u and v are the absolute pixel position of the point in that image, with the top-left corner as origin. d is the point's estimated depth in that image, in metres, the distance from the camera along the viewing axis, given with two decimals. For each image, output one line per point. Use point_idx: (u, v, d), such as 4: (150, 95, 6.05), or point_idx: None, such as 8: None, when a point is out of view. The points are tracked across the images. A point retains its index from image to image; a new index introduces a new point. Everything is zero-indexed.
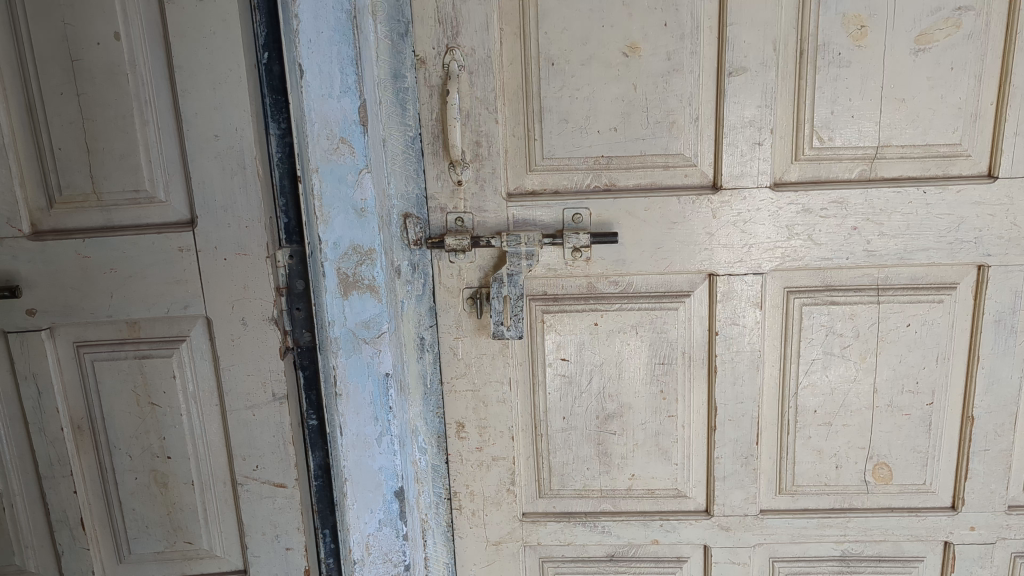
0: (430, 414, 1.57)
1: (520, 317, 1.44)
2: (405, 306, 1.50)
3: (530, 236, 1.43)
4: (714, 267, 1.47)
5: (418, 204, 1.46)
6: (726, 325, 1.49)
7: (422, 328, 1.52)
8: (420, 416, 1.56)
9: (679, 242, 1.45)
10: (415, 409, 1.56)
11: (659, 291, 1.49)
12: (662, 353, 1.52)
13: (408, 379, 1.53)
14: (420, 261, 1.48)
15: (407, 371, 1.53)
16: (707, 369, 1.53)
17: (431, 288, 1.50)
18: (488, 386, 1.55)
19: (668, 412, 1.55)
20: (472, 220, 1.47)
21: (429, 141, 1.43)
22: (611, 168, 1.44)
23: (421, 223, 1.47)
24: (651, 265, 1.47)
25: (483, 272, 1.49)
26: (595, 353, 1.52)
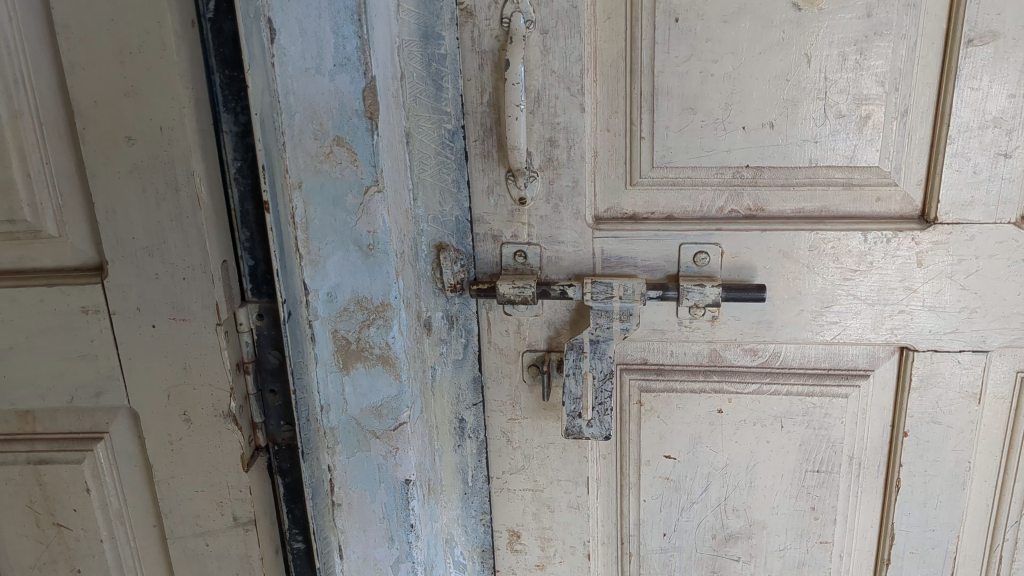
0: (470, 520, 1.10)
1: (608, 408, 0.96)
2: (437, 377, 1.01)
3: (627, 284, 0.93)
4: (910, 339, 0.96)
5: (458, 229, 0.96)
6: (919, 424, 0.99)
7: (463, 407, 1.04)
8: (457, 523, 1.10)
9: (859, 299, 0.95)
10: (450, 514, 1.09)
11: (820, 369, 0.99)
12: (819, 458, 1.02)
13: (441, 474, 1.06)
14: (461, 312, 1.00)
15: (439, 463, 1.06)
16: (883, 480, 1.04)
17: (476, 351, 1.02)
18: (556, 486, 1.08)
19: (820, 537, 1.06)
20: (540, 254, 0.97)
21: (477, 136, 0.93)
22: (760, 186, 0.92)
23: (465, 257, 0.97)
24: (810, 333, 0.97)
25: (553, 330, 1.00)
26: (717, 452, 1.04)
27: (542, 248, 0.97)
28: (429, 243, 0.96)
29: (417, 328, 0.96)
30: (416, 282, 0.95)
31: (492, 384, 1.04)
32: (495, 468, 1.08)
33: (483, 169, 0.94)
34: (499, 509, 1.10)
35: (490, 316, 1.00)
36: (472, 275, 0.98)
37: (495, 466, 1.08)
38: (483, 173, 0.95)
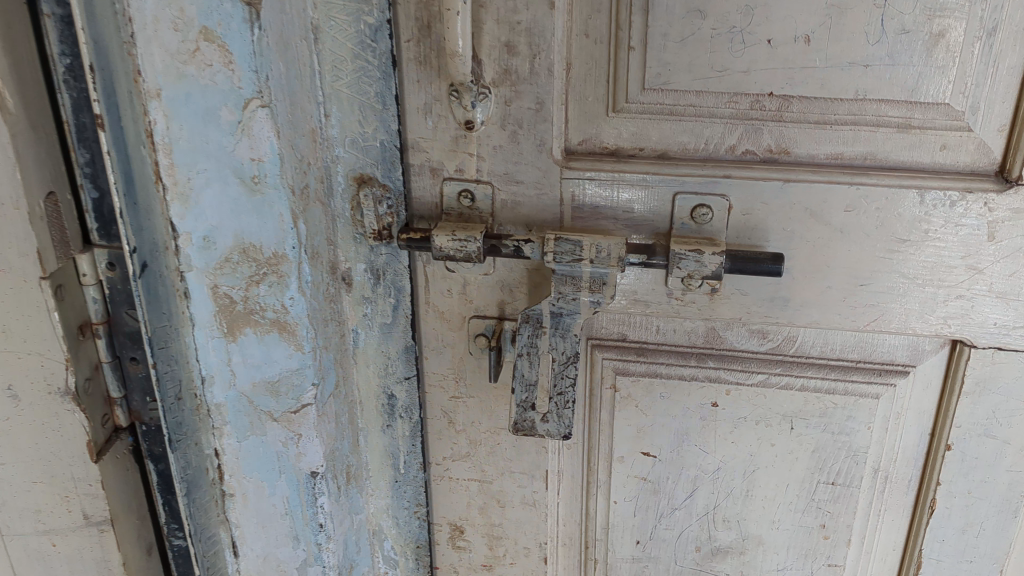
0: (402, 512, 0.90)
1: (570, 400, 0.75)
2: (358, 342, 0.81)
3: (601, 244, 0.70)
4: (968, 331, 0.73)
5: (384, 159, 0.73)
6: (968, 436, 0.77)
7: (392, 380, 0.82)
8: (387, 513, 0.90)
9: (905, 277, 0.72)
10: (378, 502, 0.89)
11: (846, 361, 0.77)
12: (835, 468, 0.81)
13: (366, 457, 0.86)
14: (389, 265, 0.77)
15: (362, 446, 0.86)
16: (914, 497, 0.83)
17: (407, 315, 0.79)
18: (507, 479, 0.87)
19: (828, 559, 0.86)
20: (492, 197, 0.74)
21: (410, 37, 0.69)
22: (786, 122, 0.69)
23: (394, 195, 0.74)
24: (837, 316, 0.74)
25: (506, 294, 0.78)
26: (707, 453, 0.83)
27: (496, 188, 0.74)
28: (346, 175, 0.73)
29: (328, 284, 0.75)
30: (327, 224, 0.74)
31: (429, 354, 0.82)
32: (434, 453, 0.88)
33: (417, 80, 0.70)
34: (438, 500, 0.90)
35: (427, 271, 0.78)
36: (404, 219, 0.76)
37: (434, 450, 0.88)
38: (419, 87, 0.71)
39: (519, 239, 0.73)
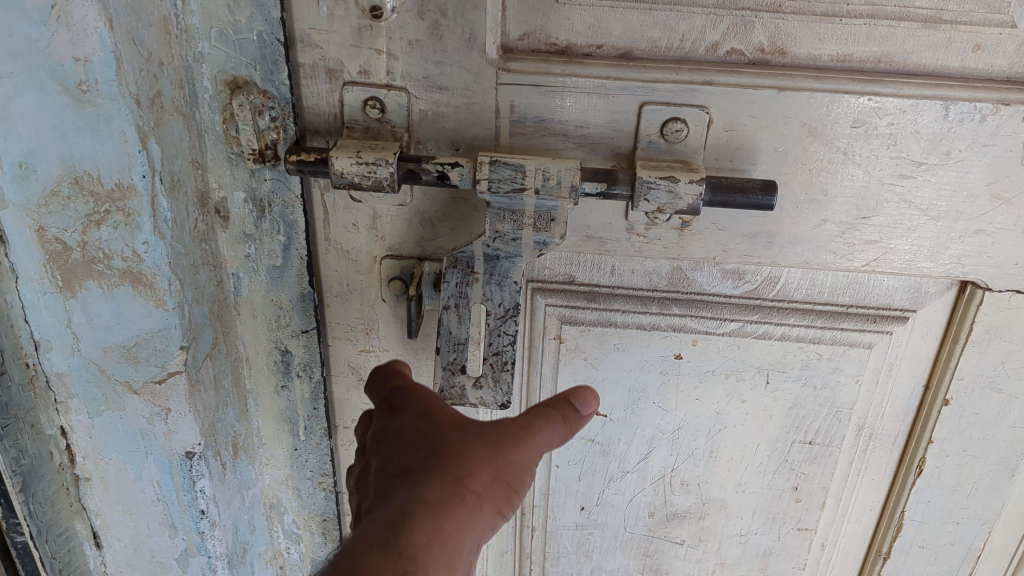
0: (304, 484, 0.76)
1: (508, 361, 0.61)
2: (240, 290, 0.65)
3: (549, 169, 0.55)
4: (985, 271, 0.61)
5: (264, 57, 0.56)
6: (969, 390, 0.66)
7: (286, 334, 0.67)
8: (286, 485, 0.76)
9: (916, 209, 0.59)
10: (274, 473, 0.75)
11: (836, 306, 0.64)
12: (814, 427, 0.70)
13: (258, 422, 0.72)
14: (276, 194, 0.60)
15: (251, 411, 0.71)
16: (899, 455, 0.72)
17: (302, 256, 0.63)
18: None
19: (798, 523, 0.75)
20: (407, 106, 0.58)
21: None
22: (785, 14, 0.54)
23: (279, 104, 0.57)
24: (831, 254, 0.61)
25: (427, 228, 0.62)
26: (667, 412, 0.70)
27: (412, 96, 0.57)
28: (215, 79, 0.56)
29: (196, 221, 0.58)
30: (190, 142, 0.56)
31: (332, 300, 0.67)
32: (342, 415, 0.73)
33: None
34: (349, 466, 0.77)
35: (327, 201, 0.62)
36: (295, 135, 0.59)
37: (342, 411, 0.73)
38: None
39: (444, 162, 0.57)
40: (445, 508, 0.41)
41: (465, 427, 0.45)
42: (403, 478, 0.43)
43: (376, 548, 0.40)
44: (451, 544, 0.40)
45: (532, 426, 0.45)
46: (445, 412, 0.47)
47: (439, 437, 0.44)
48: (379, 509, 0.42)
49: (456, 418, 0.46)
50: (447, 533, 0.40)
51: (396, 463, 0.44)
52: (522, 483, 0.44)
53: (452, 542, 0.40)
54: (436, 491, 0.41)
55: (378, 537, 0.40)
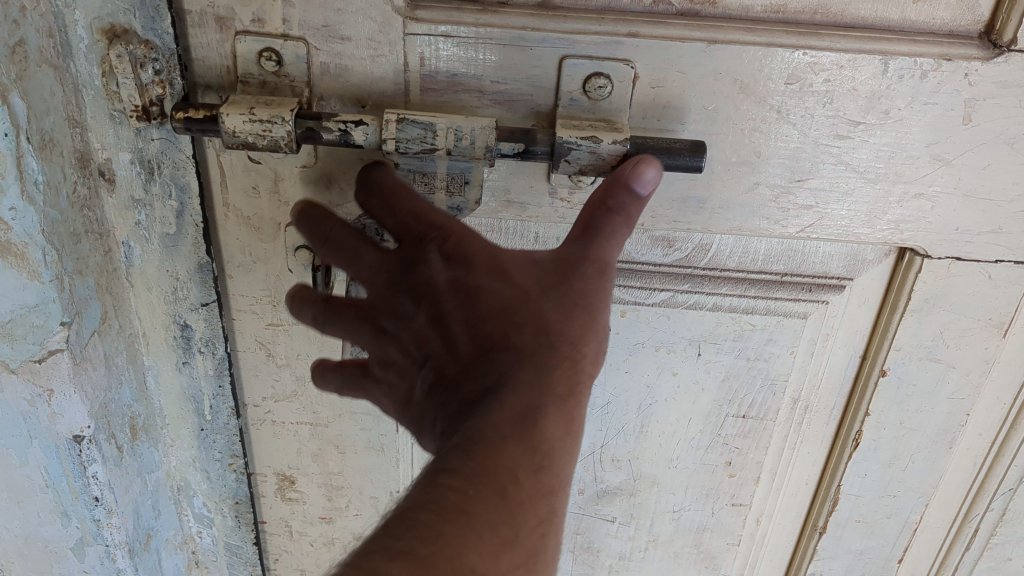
0: (213, 465, 0.71)
1: None
2: (132, 261, 0.59)
3: (461, 127, 0.50)
4: (924, 237, 0.58)
5: (143, 2, 0.50)
6: (907, 360, 0.64)
7: (184, 308, 0.62)
8: (194, 468, 0.71)
9: (854, 171, 0.56)
10: (179, 457, 0.70)
11: (770, 274, 0.61)
12: (749, 400, 0.66)
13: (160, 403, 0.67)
14: (166, 155, 0.55)
15: (151, 390, 0.65)
16: (836, 428, 0.69)
17: (198, 224, 0.59)
18: (346, 419, 0.69)
19: (732, 499, 0.72)
20: (307, 58, 0.52)
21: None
22: None
23: (163, 55, 0.51)
24: (764, 220, 0.58)
25: (335, 192, 0.58)
26: (596, 385, 0.67)
27: (312, 47, 0.52)
28: (90, 27, 0.50)
29: (75, 185, 0.53)
30: (63, 98, 0.50)
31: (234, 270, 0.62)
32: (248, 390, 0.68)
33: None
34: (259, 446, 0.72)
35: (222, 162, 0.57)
36: (182, 91, 0.53)
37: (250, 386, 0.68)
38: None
39: (346, 120, 0.52)
40: (572, 398, 0.47)
41: (551, 279, 0.48)
42: (510, 357, 0.46)
43: (514, 440, 0.44)
44: (571, 432, 0.46)
45: (626, 214, 0.48)
46: (516, 263, 0.49)
47: (533, 307, 0.47)
48: (510, 393, 0.45)
49: (535, 274, 0.48)
50: (574, 421, 0.46)
51: (490, 332, 0.47)
52: (601, 345, 0.49)
53: (570, 434, 0.46)
54: (563, 383, 0.46)
55: (513, 429, 0.44)
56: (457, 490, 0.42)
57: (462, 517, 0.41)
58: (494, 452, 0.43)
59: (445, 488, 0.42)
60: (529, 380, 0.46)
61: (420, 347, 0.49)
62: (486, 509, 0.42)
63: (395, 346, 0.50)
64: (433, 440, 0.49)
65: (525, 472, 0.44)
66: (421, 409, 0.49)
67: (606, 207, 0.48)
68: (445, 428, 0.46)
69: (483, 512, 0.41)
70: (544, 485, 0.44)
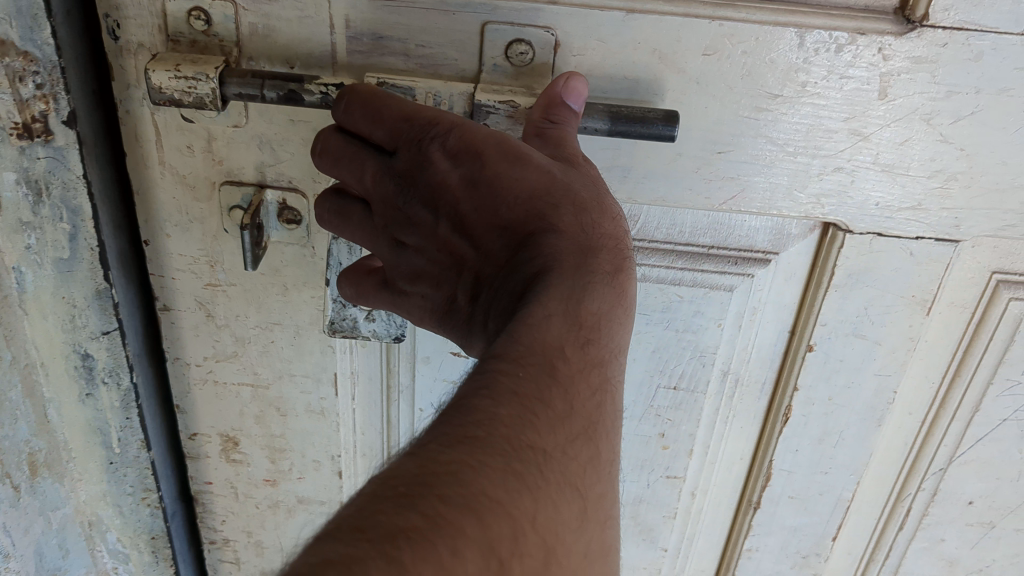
0: (124, 500, 0.73)
1: None
2: (24, 287, 0.60)
3: (440, 93, 0.53)
4: (845, 211, 0.59)
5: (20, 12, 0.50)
6: (833, 336, 0.64)
7: (84, 337, 0.63)
8: (105, 501, 0.72)
9: (775, 144, 0.56)
10: (90, 489, 0.71)
11: (697, 247, 0.62)
12: (679, 371, 0.67)
13: (62, 433, 0.67)
14: (52, 176, 0.56)
15: (55, 421, 0.67)
16: (767, 403, 0.70)
17: (91, 250, 0.59)
18: (287, 382, 0.70)
19: (666, 471, 0.73)
20: (235, 18, 0.54)
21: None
22: None
23: (44, 67, 0.52)
24: (688, 191, 0.59)
25: (268, 153, 0.59)
26: None
27: (240, 7, 0.53)
28: None
29: None
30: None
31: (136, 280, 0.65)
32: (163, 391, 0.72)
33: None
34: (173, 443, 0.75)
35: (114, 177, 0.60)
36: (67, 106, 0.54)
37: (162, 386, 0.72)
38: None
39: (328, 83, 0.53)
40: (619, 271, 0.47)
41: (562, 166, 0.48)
42: (552, 234, 0.46)
43: (559, 310, 0.43)
44: (621, 305, 0.46)
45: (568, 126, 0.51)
46: (530, 148, 0.48)
47: (563, 185, 0.47)
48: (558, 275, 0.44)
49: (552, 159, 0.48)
50: (624, 294, 0.47)
51: (521, 218, 0.47)
52: (622, 224, 0.49)
53: (619, 306, 0.46)
54: (610, 258, 0.47)
55: (561, 306, 0.43)
56: (510, 372, 0.41)
57: (516, 399, 0.40)
58: (541, 331, 0.42)
59: (497, 371, 0.41)
60: (570, 252, 0.45)
61: (453, 249, 0.50)
62: (538, 390, 0.41)
63: (422, 255, 0.52)
64: (485, 335, 0.49)
65: (573, 346, 0.43)
66: (472, 308, 0.50)
67: (551, 122, 0.51)
68: (501, 320, 0.46)
69: (534, 390, 0.40)
70: (593, 355, 0.44)
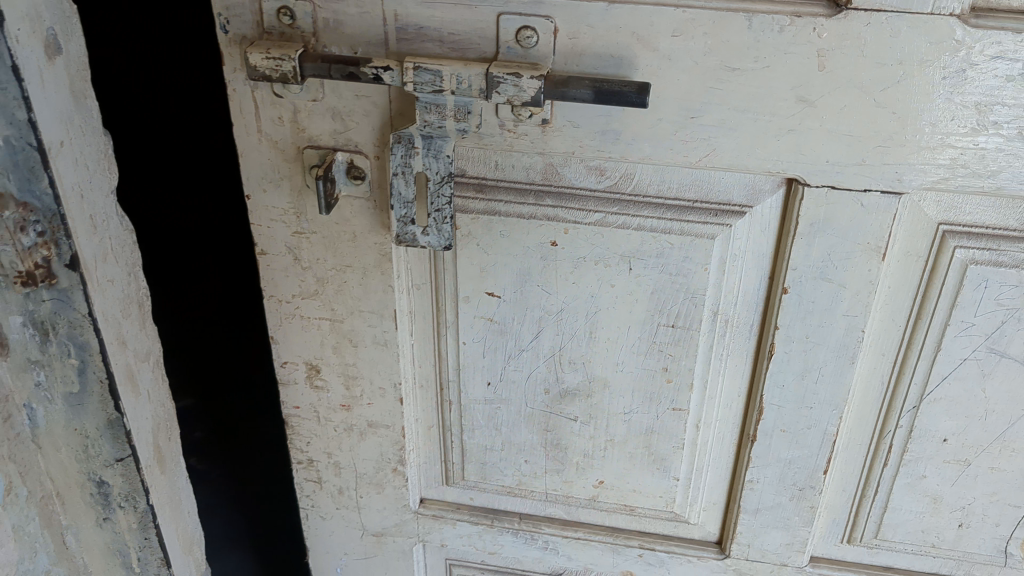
0: None
1: (448, 216, 0.74)
2: (37, 421, 0.72)
3: (461, 75, 0.68)
4: (801, 168, 0.71)
5: (18, 167, 0.60)
6: (804, 280, 0.76)
7: (98, 465, 0.75)
8: None
9: (737, 109, 0.69)
10: None
11: (683, 201, 0.75)
12: (675, 311, 0.80)
13: (84, 553, 0.80)
14: (64, 319, 0.67)
15: (75, 540, 0.79)
16: (755, 344, 0.82)
17: (98, 387, 0.71)
18: (357, 318, 0.86)
19: (672, 403, 0.86)
20: (313, 15, 0.71)
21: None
22: None
23: (44, 216, 0.63)
24: (669, 151, 0.72)
25: (339, 122, 0.76)
26: (550, 294, 0.82)
27: (316, 6, 0.70)
28: None
29: None
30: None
31: (136, 390, 0.75)
32: (170, 483, 0.82)
33: (49, 57, 0.61)
34: (181, 524, 0.85)
35: (113, 297, 0.71)
36: (68, 252, 0.65)
37: (170, 472, 0.82)
38: (46, 83, 0.61)
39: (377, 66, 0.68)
40: None
41: None
42: None
43: None
44: None
45: None
46: None
47: None
48: None
49: None
50: None
51: None
52: None
53: None
54: None
55: None
56: None
57: None
58: None
59: None
60: None
61: None
62: None
63: None
64: None
65: None
66: None
67: None
68: None
69: None
70: None
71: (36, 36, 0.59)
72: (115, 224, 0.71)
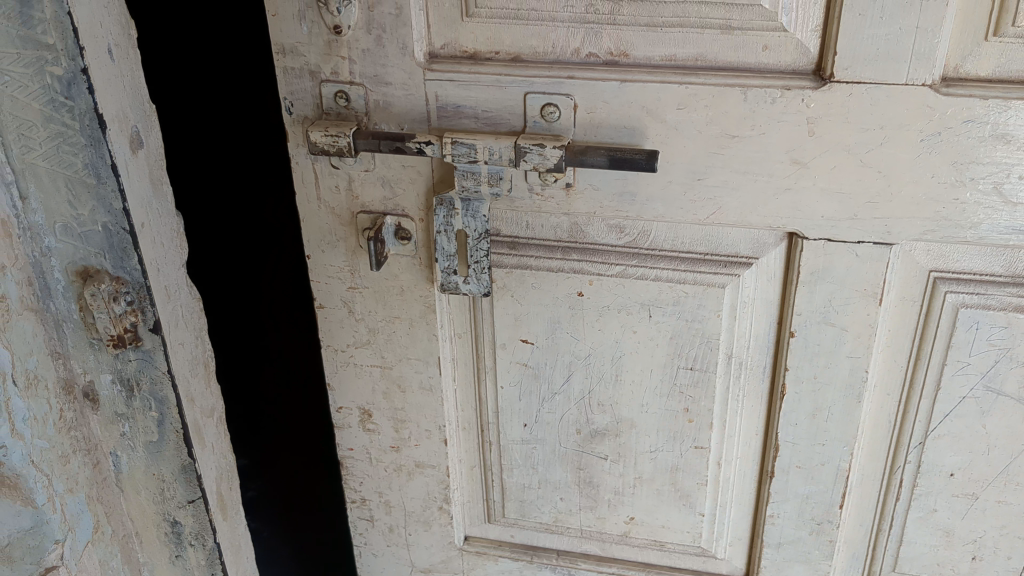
0: None
1: (485, 267, 0.83)
2: (122, 467, 0.81)
3: (493, 147, 0.77)
4: (799, 222, 0.79)
5: (113, 248, 0.72)
6: (809, 323, 0.83)
7: (173, 505, 0.84)
8: None
9: (738, 171, 0.78)
10: None
11: (695, 254, 0.84)
12: (693, 355, 0.88)
13: None
14: (145, 375, 0.77)
15: None
16: (768, 385, 0.89)
17: (174, 433, 0.80)
18: (405, 365, 0.95)
19: (694, 441, 0.93)
20: (365, 97, 0.81)
21: (133, 100, 0.72)
22: (620, 25, 0.75)
23: (133, 287, 0.73)
24: (680, 209, 0.81)
25: (388, 188, 0.86)
26: (578, 340, 0.90)
27: (368, 90, 0.81)
28: (68, 271, 0.72)
29: (66, 408, 0.75)
30: (44, 333, 0.72)
31: (203, 442, 0.85)
32: (231, 527, 0.91)
33: (134, 152, 0.73)
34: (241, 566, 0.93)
35: (183, 357, 0.81)
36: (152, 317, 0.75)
37: (232, 517, 0.91)
38: (132, 174, 0.72)
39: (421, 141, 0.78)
40: None
41: None
42: None
43: None
44: None
45: None
46: None
47: None
48: None
49: None
50: None
51: None
52: None
53: None
54: None
55: None
56: None
57: None
58: None
59: None
60: None
61: None
62: None
63: None
64: None
65: None
66: None
67: None
68: None
69: None
70: None
71: (124, 134, 0.71)
72: (185, 293, 0.82)
